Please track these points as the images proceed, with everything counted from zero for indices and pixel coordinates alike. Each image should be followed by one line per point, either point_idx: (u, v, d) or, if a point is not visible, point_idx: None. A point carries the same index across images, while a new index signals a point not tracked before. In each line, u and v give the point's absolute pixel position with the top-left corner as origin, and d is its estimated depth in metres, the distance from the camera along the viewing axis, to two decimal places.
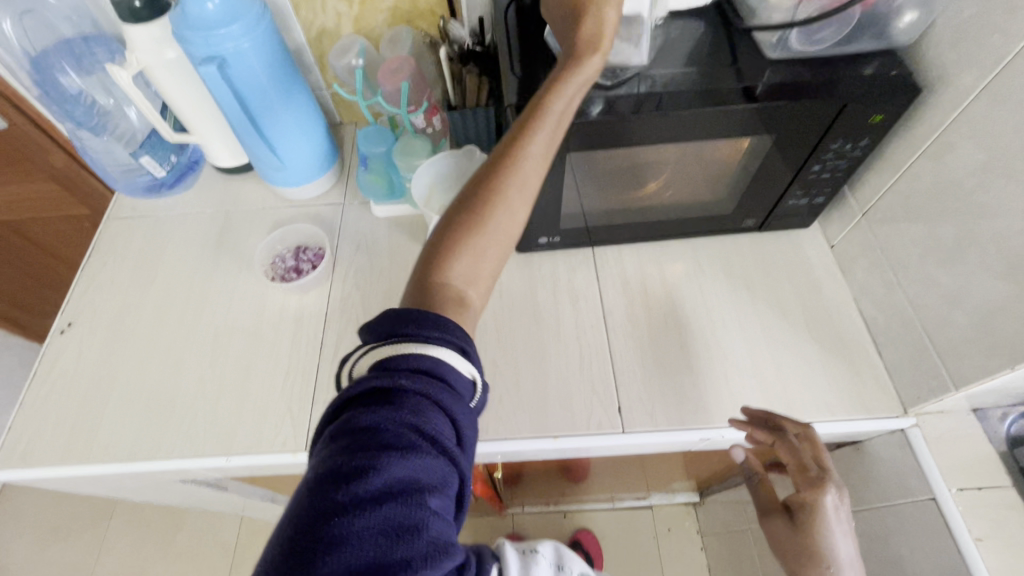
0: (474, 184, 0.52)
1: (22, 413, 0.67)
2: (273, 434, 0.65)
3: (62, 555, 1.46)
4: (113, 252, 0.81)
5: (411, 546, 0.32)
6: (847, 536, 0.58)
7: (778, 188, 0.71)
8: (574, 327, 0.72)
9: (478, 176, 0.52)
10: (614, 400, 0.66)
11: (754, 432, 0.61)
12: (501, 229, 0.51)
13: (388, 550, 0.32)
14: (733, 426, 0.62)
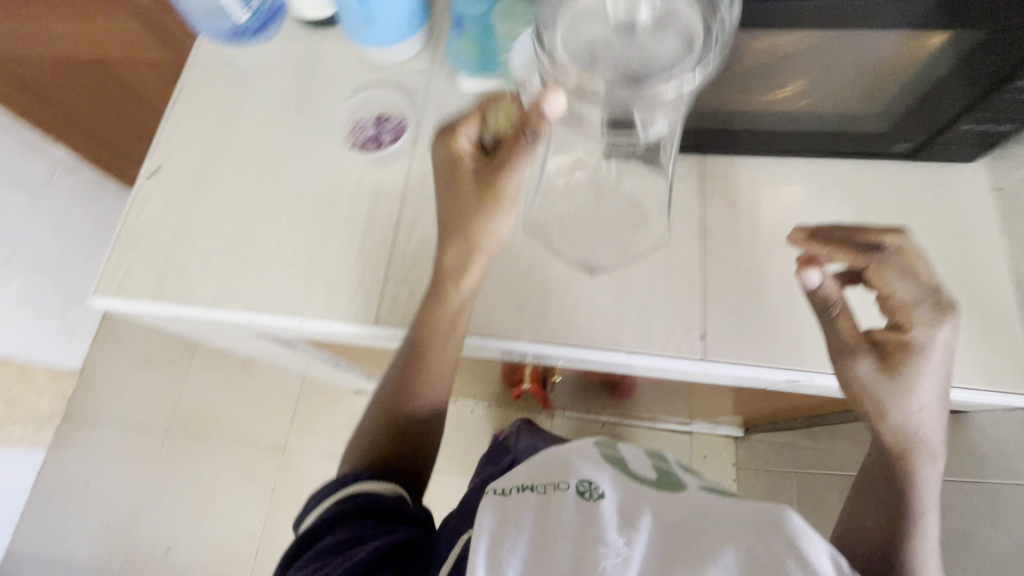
0: (397, 377, 0.60)
1: (117, 248, 0.70)
2: (345, 305, 0.66)
3: (153, 380, 1.65)
4: (196, 99, 0.79)
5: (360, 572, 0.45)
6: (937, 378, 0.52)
7: (956, 109, 0.57)
8: (667, 242, 0.65)
9: (399, 380, 0.60)
10: (699, 325, 0.61)
11: (831, 255, 0.52)
12: (440, 394, 0.60)
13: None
14: (797, 247, 0.54)
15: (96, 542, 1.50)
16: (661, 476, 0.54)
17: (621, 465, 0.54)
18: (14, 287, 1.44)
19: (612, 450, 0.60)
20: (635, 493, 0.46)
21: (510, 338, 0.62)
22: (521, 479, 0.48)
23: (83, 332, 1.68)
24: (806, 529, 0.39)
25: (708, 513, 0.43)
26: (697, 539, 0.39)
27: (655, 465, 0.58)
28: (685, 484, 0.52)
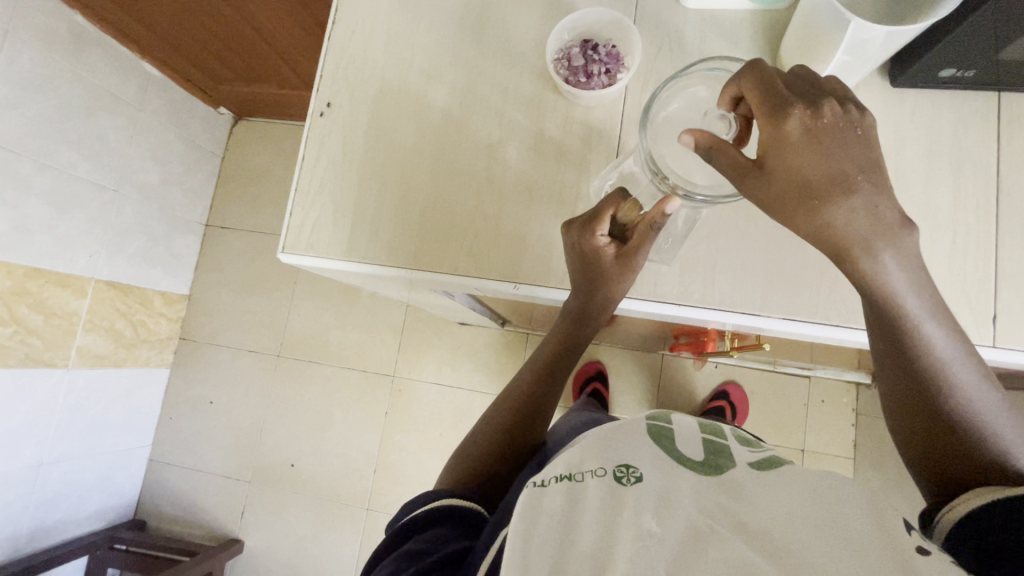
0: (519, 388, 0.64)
1: (300, 199, 0.64)
2: (562, 269, 0.59)
3: (258, 306, 1.68)
4: (359, 20, 0.68)
5: (428, 546, 0.45)
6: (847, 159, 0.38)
7: None
8: (950, 206, 0.55)
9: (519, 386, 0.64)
10: (990, 307, 0.53)
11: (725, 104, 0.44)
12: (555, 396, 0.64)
13: (417, 551, 0.45)
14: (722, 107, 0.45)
15: (227, 455, 1.62)
16: (711, 454, 0.42)
17: (666, 443, 0.43)
18: (125, 216, 1.44)
19: (660, 411, 0.50)
20: (670, 478, 0.38)
21: (760, 313, 0.56)
22: (558, 463, 0.42)
23: (187, 259, 1.69)
24: (850, 489, 0.36)
25: (736, 509, 0.35)
26: (710, 534, 0.33)
27: (707, 433, 0.45)
28: (738, 463, 0.41)
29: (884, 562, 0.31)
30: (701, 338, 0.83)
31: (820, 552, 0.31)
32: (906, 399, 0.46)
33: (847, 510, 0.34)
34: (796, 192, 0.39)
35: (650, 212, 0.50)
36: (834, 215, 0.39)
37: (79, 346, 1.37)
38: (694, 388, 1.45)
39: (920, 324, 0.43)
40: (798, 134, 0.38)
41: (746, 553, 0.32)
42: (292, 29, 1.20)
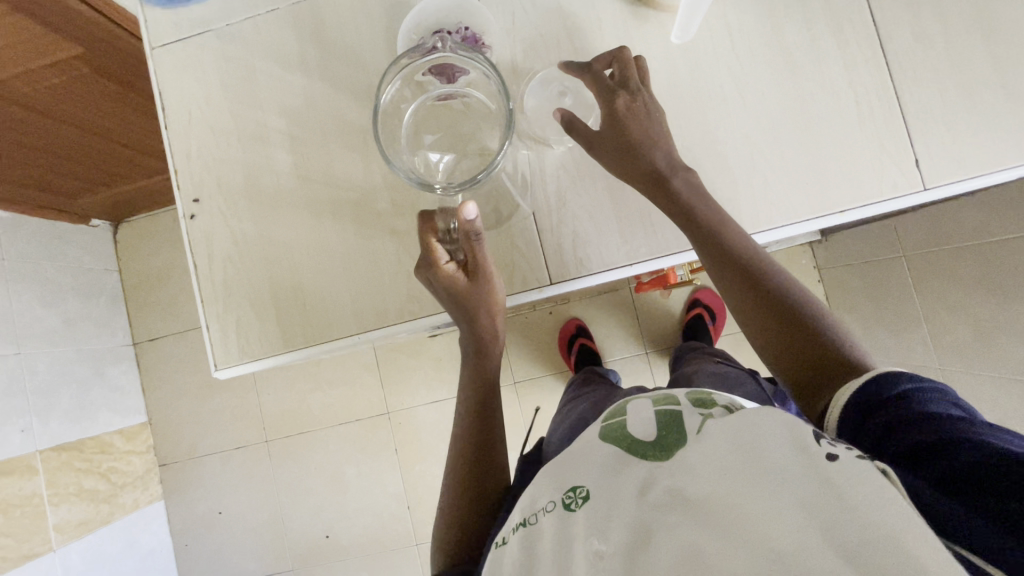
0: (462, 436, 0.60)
1: (212, 309, 0.59)
2: (509, 273, 0.56)
3: (225, 401, 1.59)
4: (191, 97, 0.60)
5: None
6: (661, 131, 0.53)
7: None
8: (843, 71, 0.55)
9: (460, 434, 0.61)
10: (910, 153, 0.54)
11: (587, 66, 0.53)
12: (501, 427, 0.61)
13: None
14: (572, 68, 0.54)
15: (259, 556, 1.56)
16: (663, 432, 0.41)
17: (618, 438, 0.42)
18: (41, 374, 1.31)
19: (614, 406, 0.49)
20: (625, 479, 0.38)
21: None
22: (518, 511, 0.43)
23: (130, 386, 1.57)
24: (766, 410, 0.37)
25: (683, 484, 0.35)
26: (660, 521, 0.34)
27: (661, 406, 0.44)
28: (686, 432, 0.40)
29: (806, 486, 0.32)
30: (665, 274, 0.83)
31: (756, 507, 0.32)
32: (771, 326, 0.50)
33: (766, 441, 0.35)
34: (598, 153, 0.52)
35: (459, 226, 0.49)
36: (642, 163, 0.52)
37: (55, 524, 1.27)
38: (670, 306, 1.48)
39: (749, 254, 0.51)
40: (622, 103, 0.52)
41: (693, 538, 0.32)
42: (129, 114, 1.06)
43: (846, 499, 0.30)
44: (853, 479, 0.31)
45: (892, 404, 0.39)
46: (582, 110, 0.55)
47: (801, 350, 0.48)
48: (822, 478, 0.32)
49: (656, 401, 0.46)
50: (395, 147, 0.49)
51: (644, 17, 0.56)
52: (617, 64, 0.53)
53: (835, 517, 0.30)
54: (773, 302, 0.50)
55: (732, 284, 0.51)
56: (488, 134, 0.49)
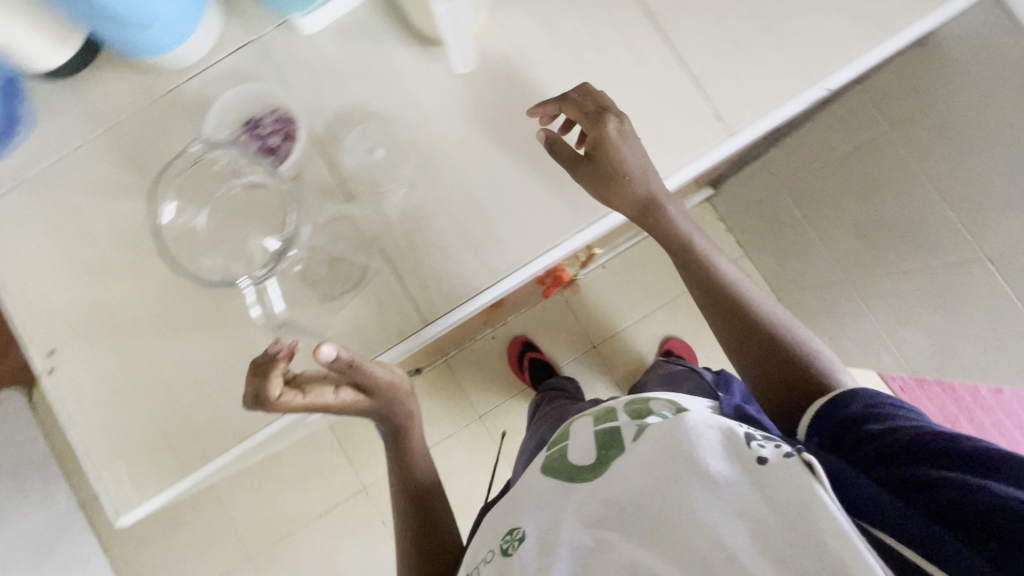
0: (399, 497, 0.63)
1: (97, 458, 0.56)
2: (382, 328, 0.56)
3: (193, 534, 1.50)
4: (20, 252, 0.59)
5: None
6: (646, 157, 0.55)
7: None
8: (628, 53, 0.58)
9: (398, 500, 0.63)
10: (709, 107, 0.57)
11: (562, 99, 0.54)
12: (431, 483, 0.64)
13: None
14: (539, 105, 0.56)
15: None
16: (604, 450, 0.47)
17: (563, 470, 0.48)
18: None
19: (562, 431, 0.54)
20: (561, 505, 0.45)
21: (558, 243, 0.57)
22: (469, 558, 0.50)
23: (87, 552, 1.46)
24: (690, 417, 0.41)
25: (616, 495, 0.43)
26: (597, 540, 0.41)
27: (601, 424, 0.49)
28: (623, 449, 0.45)
29: (738, 494, 0.38)
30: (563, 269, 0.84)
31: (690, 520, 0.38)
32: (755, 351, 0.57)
33: (702, 454, 0.39)
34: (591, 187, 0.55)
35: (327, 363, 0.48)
36: (632, 192, 0.55)
37: None
38: (601, 297, 1.53)
39: (727, 279, 0.60)
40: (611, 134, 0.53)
41: (631, 554, 0.39)
42: None
43: (778, 503, 0.36)
44: (778, 479, 0.37)
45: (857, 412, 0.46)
46: (407, 155, 0.57)
47: (772, 367, 0.55)
48: (754, 485, 0.38)
49: (595, 421, 0.50)
50: (196, 257, 0.54)
51: (436, 54, 0.58)
52: (592, 96, 0.54)
53: (762, 518, 0.36)
54: (748, 322, 0.58)
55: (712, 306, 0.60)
56: (273, 210, 0.54)
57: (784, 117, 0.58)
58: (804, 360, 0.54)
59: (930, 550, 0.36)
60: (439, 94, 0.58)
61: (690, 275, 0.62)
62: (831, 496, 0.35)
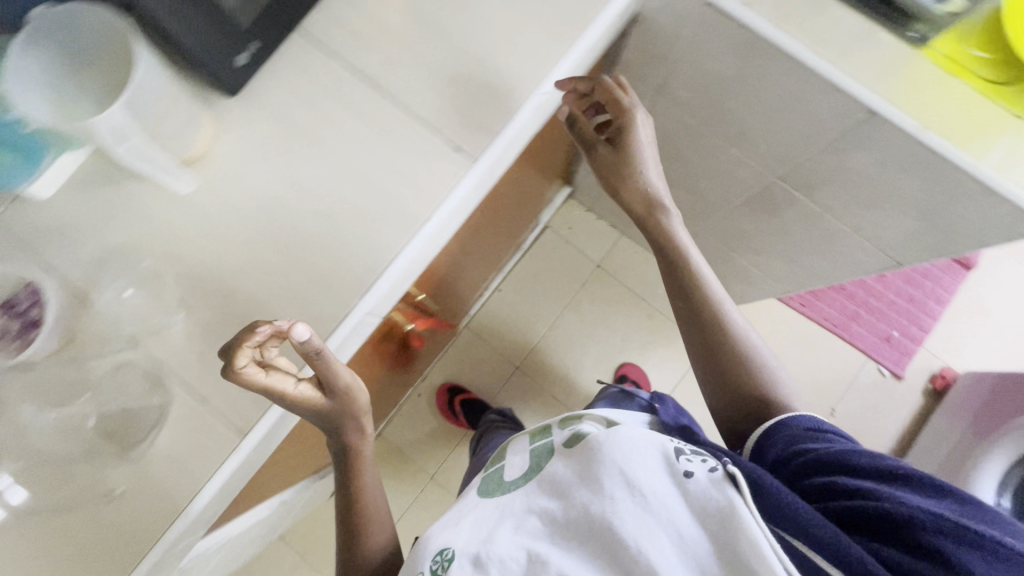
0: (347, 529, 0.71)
1: None
2: (203, 456, 0.55)
3: None
4: None
5: None
6: (648, 146, 0.69)
7: None
8: (359, 119, 0.61)
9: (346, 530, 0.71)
10: (448, 142, 0.61)
11: (579, 85, 0.64)
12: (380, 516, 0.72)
13: None
14: (563, 83, 0.63)
15: None
16: (534, 458, 0.64)
17: (499, 485, 0.64)
18: None
19: (500, 459, 0.70)
20: (503, 530, 0.55)
21: (348, 313, 0.58)
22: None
23: None
24: (639, 432, 0.56)
25: (554, 510, 0.55)
26: (538, 551, 0.52)
27: (535, 439, 0.67)
28: (551, 454, 0.62)
29: (676, 504, 0.51)
30: (414, 315, 0.83)
31: (625, 525, 0.50)
32: (717, 368, 0.69)
33: (644, 463, 0.54)
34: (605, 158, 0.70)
35: (301, 351, 0.53)
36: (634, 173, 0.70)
37: None
38: (507, 320, 1.56)
39: (715, 307, 0.70)
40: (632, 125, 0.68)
41: (564, 560, 0.51)
42: None
43: (705, 510, 0.51)
44: (704, 491, 0.51)
45: (787, 433, 0.61)
46: (175, 282, 0.57)
47: (734, 388, 0.68)
48: (682, 495, 0.52)
49: (530, 442, 0.68)
50: None
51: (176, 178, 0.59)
52: (607, 91, 0.66)
53: (682, 516, 0.51)
54: (724, 351, 0.68)
55: (690, 324, 0.71)
56: None
57: (520, 130, 0.62)
58: (763, 394, 0.66)
59: (822, 548, 0.48)
60: (190, 214, 0.58)
61: (678, 294, 0.72)
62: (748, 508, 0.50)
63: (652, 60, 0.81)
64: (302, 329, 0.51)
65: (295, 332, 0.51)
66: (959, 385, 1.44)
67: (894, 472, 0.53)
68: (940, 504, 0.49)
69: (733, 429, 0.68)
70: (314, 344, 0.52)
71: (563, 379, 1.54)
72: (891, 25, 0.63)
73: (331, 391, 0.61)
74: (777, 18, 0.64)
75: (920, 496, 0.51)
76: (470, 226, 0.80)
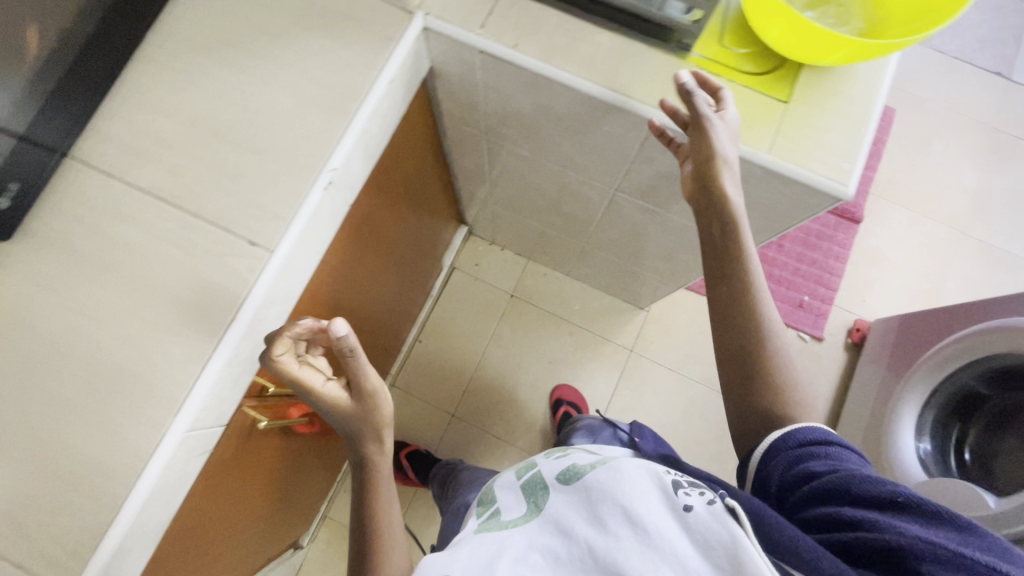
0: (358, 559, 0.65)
1: None
2: None
3: None
4: None
5: None
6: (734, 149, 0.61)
7: None
8: (145, 235, 0.59)
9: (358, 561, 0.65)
10: (240, 239, 0.60)
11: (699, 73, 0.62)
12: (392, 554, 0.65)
13: None
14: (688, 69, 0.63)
15: None
16: (529, 495, 0.59)
17: (495, 523, 0.57)
18: None
19: (492, 500, 0.63)
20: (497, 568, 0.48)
21: (160, 436, 0.55)
22: None
23: None
24: (643, 466, 0.53)
25: (558, 546, 0.50)
26: None
27: (525, 475, 0.63)
28: (547, 490, 0.57)
29: (677, 541, 0.46)
30: (286, 403, 0.82)
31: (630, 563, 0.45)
32: (740, 379, 0.60)
33: (644, 493, 0.50)
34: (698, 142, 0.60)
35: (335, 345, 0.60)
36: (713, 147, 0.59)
37: None
38: (434, 368, 1.54)
39: (756, 307, 0.60)
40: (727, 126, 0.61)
41: None
42: None
43: (707, 542, 0.46)
44: (704, 521, 0.47)
45: (790, 454, 0.55)
46: None
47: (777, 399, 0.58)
48: (683, 529, 0.47)
49: (520, 481, 0.63)
50: None
51: None
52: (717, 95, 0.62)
53: (684, 548, 0.46)
54: (761, 363, 0.59)
55: (728, 322, 0.61)
56: None
57: (313, 211, 0.61)
58: (787, 417, 0.58)
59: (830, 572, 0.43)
60: None
61: (720, 277, 0.61)
62: (750, 534, 0.45)
63: (466, 104, 0.83)
64: (340, 324, 0.58)
65: (333, 324, 0.58)
66: (873, 334, 1.48)
67: (896, 499, 0.46)
68: (941, 533, 0.43)
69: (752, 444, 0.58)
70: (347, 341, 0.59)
71: (501, 416, 1.52)
72: (653, 38, 0.66)
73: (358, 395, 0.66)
74: (545, 52, 0.66)
75: (929, 528, 0.43)
76: (320, 303, 0.79)
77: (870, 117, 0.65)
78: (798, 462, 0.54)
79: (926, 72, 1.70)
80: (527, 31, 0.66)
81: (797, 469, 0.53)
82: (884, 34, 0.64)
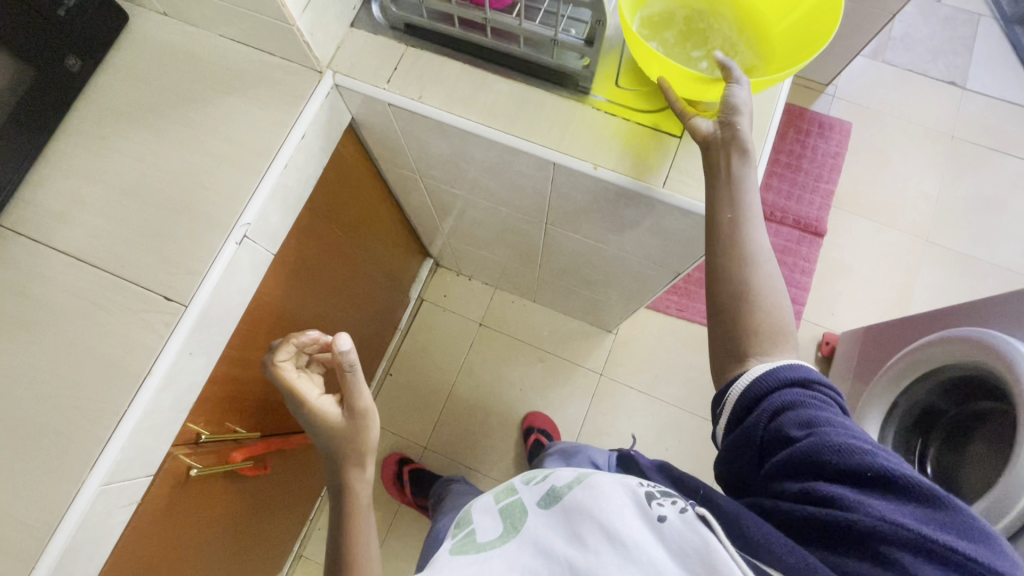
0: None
1: None
2: None
3: None
4: None
5: None
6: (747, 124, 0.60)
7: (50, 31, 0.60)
8: (65, 296, 0.62)
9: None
10: (155, 295, 0.62)
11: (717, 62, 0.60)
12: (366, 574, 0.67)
13: None
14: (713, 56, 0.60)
15: None
16: (507, 518, 0.56)
17: (472, 545, 0.54)
18: None
19: (472, 522, 0.60)
20: None
21: (75, 491, 0.57)
22: None
23: None
24: (618, 482, 0.52)
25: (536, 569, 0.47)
26: None
27: (506, 498, 0.60)
28: (526, 513, 0.55)
29: (653, 552, 0.44)
30: (232, 446, 0.84)
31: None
32: (721, 305, 0.59)
33: (617, 509, 0.48)
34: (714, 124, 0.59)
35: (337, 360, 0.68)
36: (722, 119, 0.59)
37: None
38: (404, 400, 1.55)
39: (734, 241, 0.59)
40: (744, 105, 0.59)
41: None
42: None
43: (684, 551, 0.44)
44: (679, 532, 0.45)
45: (767, 408, 0.52)
46: None
47: (769, 328, 0.57)
48: (658, 541, 0.45)
49: (499, 506, 0.60)
50: None
51: None
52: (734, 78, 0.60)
53: (661, 557, 0.44)
54: (737, 290, 0.58)
55: (727, 253, 0.59)
56: None
57: (229, 264, 0.64)
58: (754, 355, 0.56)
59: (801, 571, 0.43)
60: None
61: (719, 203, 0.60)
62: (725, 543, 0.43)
63: (393, 149, 0.86)
64: (344, 340, 0.66)
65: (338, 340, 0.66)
66: (841, 347, 1.47)
67: (866, 472, 0.45)
68: (907, 510, 0.43)
69: (736, 371, 0.57)
70: (348, 357, 0.67)
71: (473, 445, 1.52)
72: (552, 83, 0.70)
73: (348, 411, 0.72)
74: (448, 103, 0.69)
75: (896, 502, 0.44)
76: (255, 347, 0.81)
77: (763, 145, 0.67)
78: (775, 418, 0.51)
79: (880, 87, 1.74)
80: (431, 83, 0.70)
81: (771, 432, 0.51)
82: (773, 65, 0.67)
